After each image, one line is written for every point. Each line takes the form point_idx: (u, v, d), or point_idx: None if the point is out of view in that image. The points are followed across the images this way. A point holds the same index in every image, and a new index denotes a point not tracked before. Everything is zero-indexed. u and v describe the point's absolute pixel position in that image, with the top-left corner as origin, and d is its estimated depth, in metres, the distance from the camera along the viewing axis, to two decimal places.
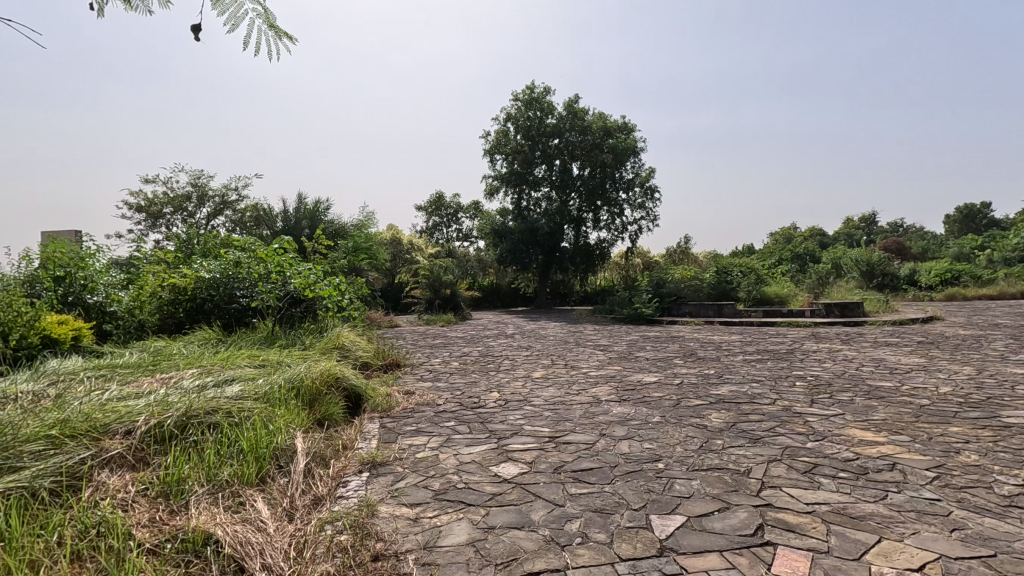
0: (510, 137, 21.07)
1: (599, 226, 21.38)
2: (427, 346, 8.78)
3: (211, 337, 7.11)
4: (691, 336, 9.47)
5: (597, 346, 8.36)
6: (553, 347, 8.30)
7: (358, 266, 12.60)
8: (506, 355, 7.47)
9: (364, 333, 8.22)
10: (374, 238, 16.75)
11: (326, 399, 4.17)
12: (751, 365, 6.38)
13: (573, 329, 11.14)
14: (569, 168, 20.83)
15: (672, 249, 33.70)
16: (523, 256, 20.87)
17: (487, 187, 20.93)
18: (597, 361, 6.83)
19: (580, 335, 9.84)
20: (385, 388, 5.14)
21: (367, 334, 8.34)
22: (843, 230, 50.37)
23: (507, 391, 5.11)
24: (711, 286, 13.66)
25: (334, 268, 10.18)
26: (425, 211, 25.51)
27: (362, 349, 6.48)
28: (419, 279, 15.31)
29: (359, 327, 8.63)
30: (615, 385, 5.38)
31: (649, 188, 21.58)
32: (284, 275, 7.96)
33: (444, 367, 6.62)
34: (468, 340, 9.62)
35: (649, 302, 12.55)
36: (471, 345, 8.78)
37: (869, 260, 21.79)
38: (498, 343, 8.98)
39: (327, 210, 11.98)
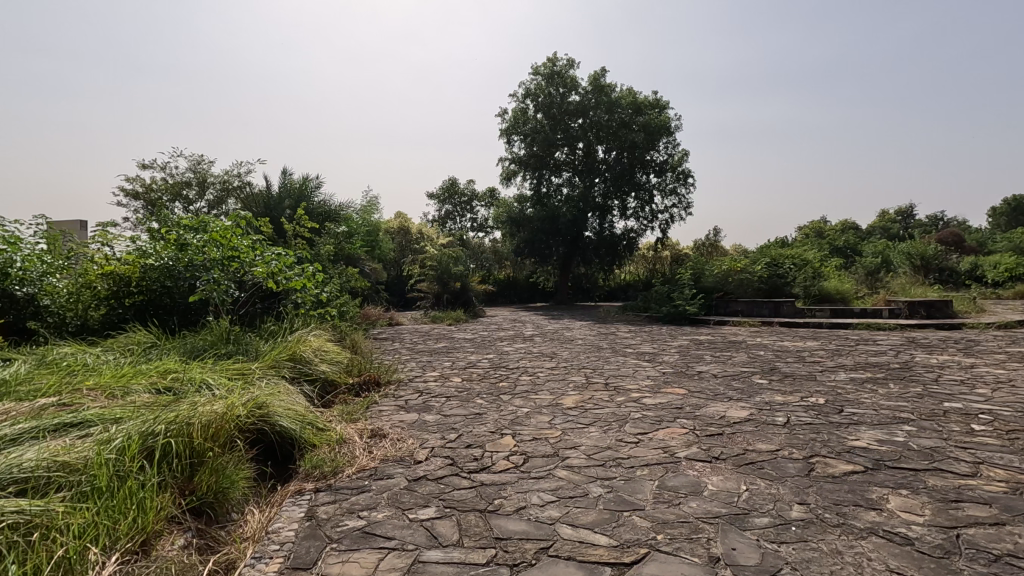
0: (529, 117, 19.26)
1: (627, 214, 19.51)
2: (426, 353, 7.06)
3: (143, 342, 5.48)
4: (754, 342, 7.59)
5: (640, 355, 6.53)
6: (582, 355, 6.50)
7: (352, 254, 10.88)
8: (525, 367, 5.71)
9: (346, 339, 6.54)
10: (377, 226, 15.06)
11: (219, 460, 2.44)
12: (869, 390, 4.51)
13: (604, 331, 9.30)
14: (594, 150, 18.96)
15: (701, 242, 31.51)
16: (544, 247, 19.23)
17: (503, 172, 19.18)
18: (647, 380, 5.02)
19: (614, 340, 8.04)
20: (339, 427, 3.39)
21: (351, 340, 6.66)
22: (880, 223, 47.53)
23: (526, 435, 3.34)
24: (762, 280, 11.47)
25: (317, 256, 8.46)
26: (437, 199, 23.80)
27: (328, 364, 4.74)
28: (426, 271, 13.61)
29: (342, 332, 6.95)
30: (688, 425, 3.58)
31: (683, 173, 19.60)
32: (234, 243, 6.15)
33: (440, 387, 4.87)
34: (476, 344, 7.85)
35: (691, 299, 10.65)
36: (480, 352, 7.02)
37: (923, 252, 19.58)
38: (514, 349, 7.21)
39: (315, 190, 10.27)
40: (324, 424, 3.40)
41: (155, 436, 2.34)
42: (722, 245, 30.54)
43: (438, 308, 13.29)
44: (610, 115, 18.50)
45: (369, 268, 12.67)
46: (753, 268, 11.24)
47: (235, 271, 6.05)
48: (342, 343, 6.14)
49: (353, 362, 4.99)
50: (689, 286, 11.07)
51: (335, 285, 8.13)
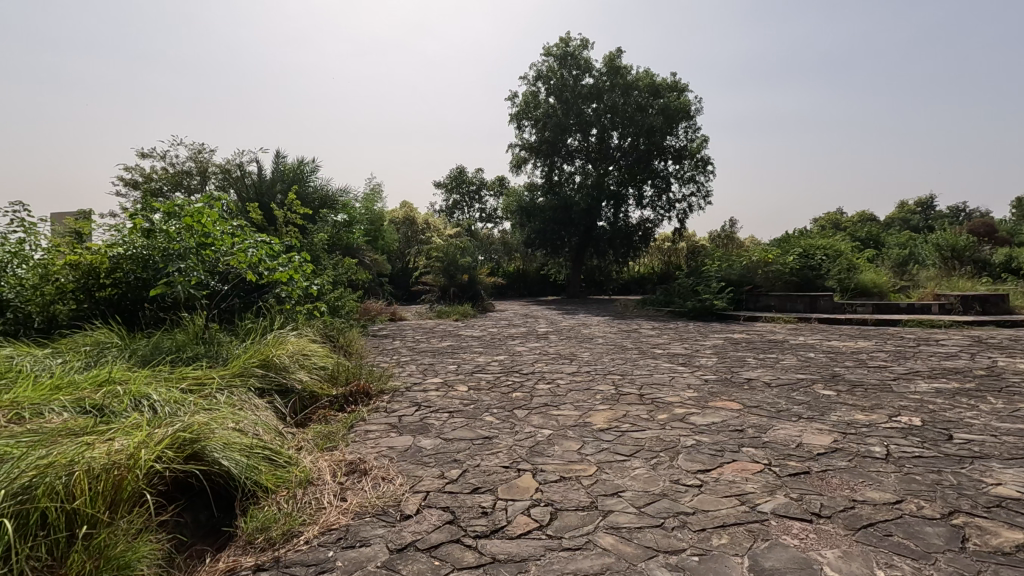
0: (540, 101, 18.39)
1: (643, 204, 18.65)
2: (429, 354, 6.29)
3: (101, 344, 4.71)
4: (797, 342, 6.75)
5: (671, 357, 5.73)
6: (606, 358, 5.71)
7: (351, 245, 10.12)
8: (542, 372, 4.92)
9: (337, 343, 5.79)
10: (380, 216, 14.29)
11: (111, 534, 1.68)
12: (967, 405, 3.66)
13: (625, 328, 8.50)
14: (609, 136, 18.07)
15: (716, 234, 30.47)
16: (555, 238, 18.41)
17: (513, 159, 18.34)
18: (689, 391, 4.20)
19: (637, 339, 7.22)
20: (305, 462, 2.62)
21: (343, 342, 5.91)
22: (900, 214, 46.08)
23: (550, 473, 2.54)
24: (794, 271, 10.50)
25: (309, 246, 7.69)
26: (444, 188, 23.00)
27: (308, 374, 3.95)
28: (431, 262, 12.86)
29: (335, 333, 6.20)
30: (759, 457, 2.76)
31: (703, 160, 18.64)
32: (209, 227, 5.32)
33: (443, 398, 4.10)
34: (485, 343, 7.07)
35: (718, 294, 9.80)
36: (490, 352, 6.23)
37: (954, 243, 18.24)
38: (527, 349, 6.42)
39: (312, 174, 9.50)
40: (285, 457, 2.63)
41: (7, 503, 1.57)
42: (739, 237, 29.55)
43: (444, 302, 12.53)
44: (626, 98, 17.59)
45: (370, 259, 11.92)
46: (785, 259, 10.36)
47: (212, 260, 5.28)
48: (333, 345, 5.39)
49: (338, 370, 4.21)
50: (715, 278, 10.22)
51: (330, 277, 7.36)
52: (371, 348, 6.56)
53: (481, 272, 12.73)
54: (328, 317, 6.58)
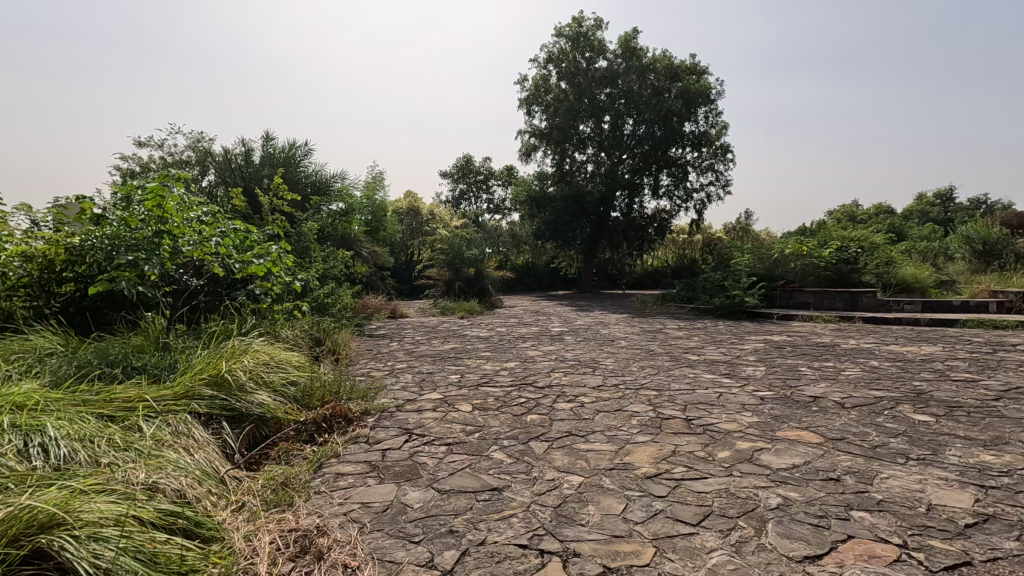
0: (551, 85, 17.51)
1: (659, 194, 17.75)
2: (429, 359, 5.49)
3: (35, 353, 3.88)
4: (849, 346, 5.90)
5: (710, 366, 4.91)
6: (634, 366, 4.90)
7: (347, 235, 9.32)
8: (560, 386, 4.11)
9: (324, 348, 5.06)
10: (382, 205, 13.47)
11: None
12: None
13: (647, 328, 7.67)
14: (624, 121, 17.16)
15: (732, 226, 29.40)
16: (567, 230, 17.57)
17: (523, 146, 17.47)
18: (746, 414, 3.39)
19: (664, 341, 6.40)
20: (235, 539, 1.85)
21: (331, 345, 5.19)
22: (920, 206, 44.62)
23: (588, 561, 1.74)
24: (831, 265, 9.53)
25: (297, 237, 6.87)
26: (450, 178, 22.14)
27: (271, 394, 3.17)
28: (436, 255, 12.05)
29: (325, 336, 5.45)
30: (882, 528, 1.95)
31: (723, 148, 17.68)
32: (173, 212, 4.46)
33: (441, 423, 3.29)
34: (493, 345, 6.28)
35: (748, 290, 8.94)
36: (499, 358, 5.45)
37: (987, 237, 16.65)
38: (541, 354, 5.62)
39: (303, 158, 8.70)
40: (208, 531, 1.85)
41: None
42: (754, 231, 28.50)
43: (449, 297, 11.74)
44: (642, 81, 16.65)
45: (369, 251, 11.11)
46: (821, 252, 9.48)
47: (179, 252, 4.49)
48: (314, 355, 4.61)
49: (311, 389, 3.43)
50: (744, 273, 9.36)
51: (319, 272, 6.57)
52: (362, 353, 5.78)
53: (488, 265, 11.93)
54: (313, 317, 5.80)
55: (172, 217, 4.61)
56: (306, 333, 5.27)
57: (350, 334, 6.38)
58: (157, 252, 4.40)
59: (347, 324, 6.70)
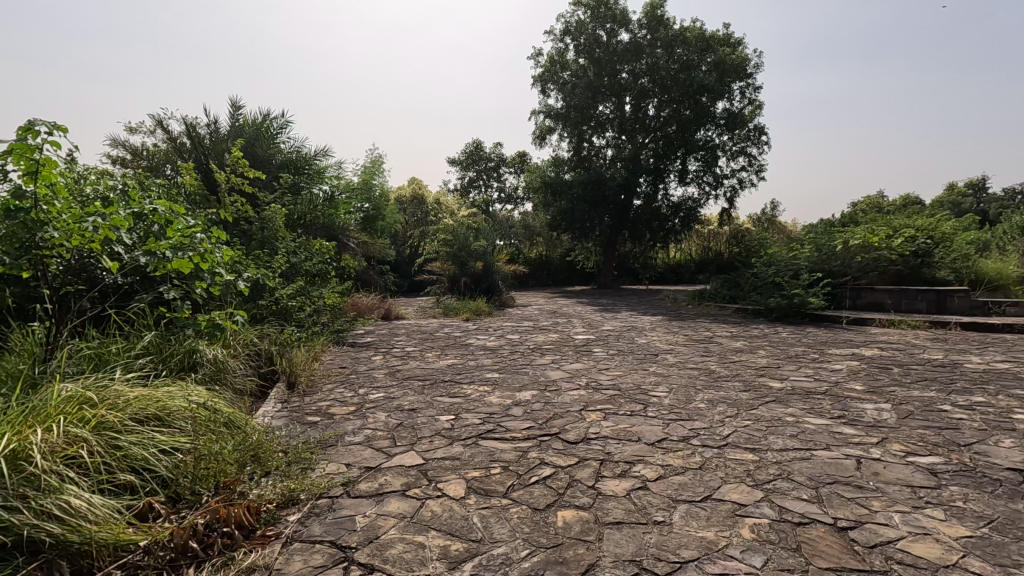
0: (567, 61, 16.05)
1: (686, 180, 16.23)
2: (416, 383, 4.13)
3: None
4: (978, 366, 4.41)
5: (808, 400, 3.47)
6: (701, 402, 3.48)
7: (331, 224, 8.00)
8: (601, 444, 2.71)
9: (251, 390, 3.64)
10: (381, 192, 12.12)
11: None
12: None
13: (693, 336, 6.22)
14: (648, 101, 15.64)
15: (758, 216, 27.68)
16: (585, 220, 16.13)
17: (537, 128, 16.02)
18: (932, 514, 1.97)
19: (723, 357, 4.96)
20: None
21: (257, 391, 3.78)
22: (953, 195, 42.29)
23: None
24: (904, 260, 7.93)
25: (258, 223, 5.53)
26: (459, 164, 20.71)
27: (103, 487, 1.79)
28: (438, 247, 10.68)
29: (264, 369, 4.06)
30: None
31: (758, 129, 16.07)
32: (50, 180, 3.05)
33: (408, 529, 1.91)
34: (503, 361, 4.90)
35: (808, 289, 7.43)
36: (509, 382, 4.06)
37: None
38: (566, 377, 4.22)
39: (277, 132, 7.34)
40: None
41: None
42: (781, 222, 26.80)
43: (454, 294, 10.38)
44: (669, 54, 15.14)
45: (361, 243, 9.78)
46: (893, 243, 7.92)
47: (59, 240, 3.09)
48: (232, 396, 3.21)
49: (197, 465, 2.03)
50: (801, 267, 7.88)
51: (282, 267, 5.21)
52: (329, 375, 4.40)
53: (498, 259, 10.56)
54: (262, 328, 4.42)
55: (46, 186, 3.06)
56: (246, 357, 3.89)
57: (319, 347, 5.02)
58: (25, 239, 3.02)
59: (316, 336, 5.32)
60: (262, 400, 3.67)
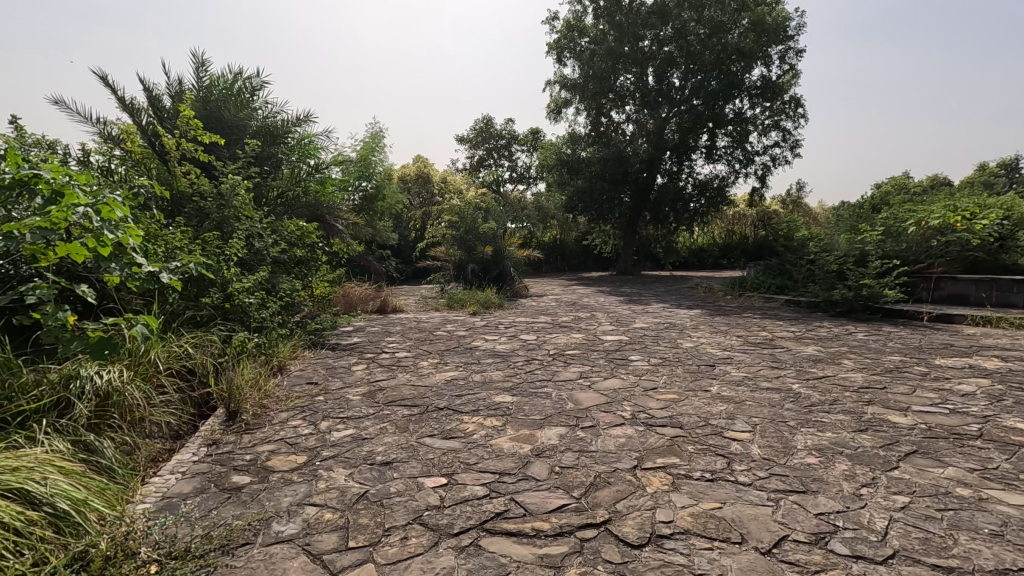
0: (585, 26, 14.74)
1: (714, 156, 14.94)
2: (402, 411, 3.06)
3: None
4: None
5: (970, 454, 2.33)
6: (809, 456, 2.36)
7: (317, 203, 6.92)
8: (687, 556, 1.62)
9: (146, 430, 2.56)
10: (382, 168, 10.98)
11: None
12: None
13: (748, 338, 5.08)
14: (673, 70, 14.31)
15: (785, 198, 26.09)
16: (604, 200, 14.92)
17: (552, 101, 14.79)
18: None
19: (801, 370, 3.84)
20: None
21: (168, 429, 2.72)
22: (989, 175, 40.07)
23: None
24: (987, 244, 6.52)
25: (211, 200, 4.45)
26: (468, 142, 19.47)
27: None
28: (443, 230, 9.55)
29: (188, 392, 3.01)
30: None
31: (794, 100, 14.67)
32: None
33: None
34: (517, 375, 3.81)
35: (878, 279, 6.23)
36: (527, 413, 2.98)
37: None
38: (602, 404, 3.13)
39: (251, 93, 6.22)
40: None
41: None
42: (809, 204, 25.24)
43: (460, 283, 9.28)
44: (698, 17, 13.77)
45: (356, 225, 8.68)
46: (975, 225, 6.51)
47: None
48: (112, 456, 2.16)
49: None
50: (867, 253, 6.65)
51: (238, 255, 4.16)
52: (285, 398, 3.33)
53: (509, 243, 9.45)
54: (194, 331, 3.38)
55: None
56: (168, 379, 2.89)
57: (277, 358, 3.93)
58: None
59: (282, 341, 4.26)
60: (184, 444, 2.67)
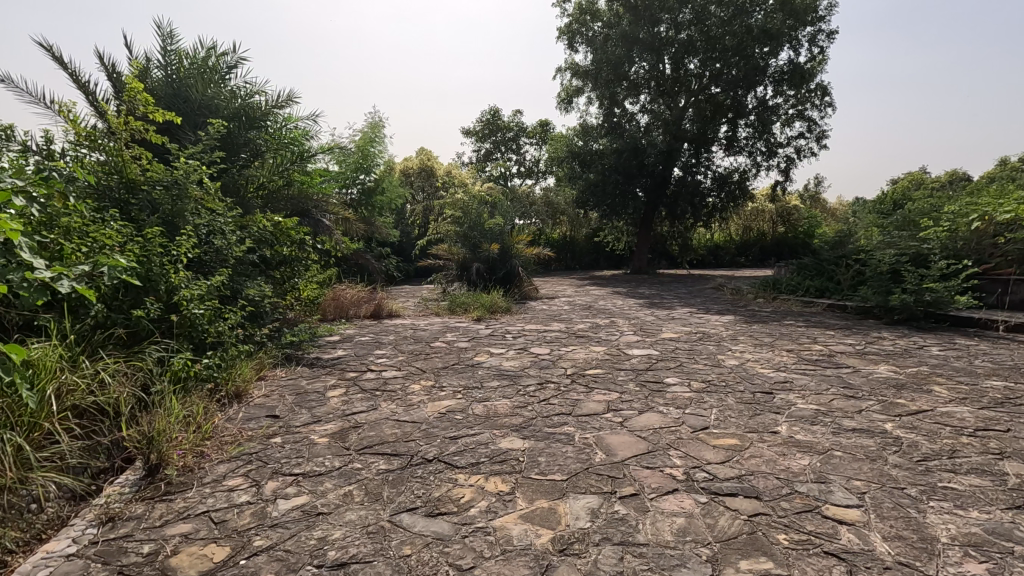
0: (599, 10, 13.96)
1: (734, 148, 14.11)
2: (378, 465, 2.31)
3: None
4: None
5: None
6: (967, 559, 1.58)
7: (304, 196, 6.20)
8: None
9: (2, 504, 1.81)
10: (383, 160, 10.27)
11: None
12: None
13: (802, 353, 4.30)
14: (691, 57, 13.48)
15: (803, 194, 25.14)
16: (616, 195, 14.15)
17: (563, 89, 14.01)
18: None
19: (884, 401, 3.06)
20: None
21: (55, 494, 2.01)
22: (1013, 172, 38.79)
23: None
24: None
25: (160, 190, 3.71)
26: (475, 134, 18.71)
27: None
28: (447, 226, 8.80)
29: (92, 437, 2.28)
30: None
31: (820, 88, 13.76)
32: None
33: None
34: (530, 406, 3.05)
35: (942, 282, 5.40)
36: (544, 471, 2.22)
37: None
38: (643, 455, 2.37)
39: (227, 72, 5.51)
40: None
41: None
42: (828, 200, 24.30)
43: (464, 284, 8.54)
44: None
45: (351, 221, 7.97)
46: None
47: None
48: None
49: None
50: (927, 252, 5.81)
51: (188, 255, 3.43)
52: (231, 442, 2.59)
53: (517, 240, 8.69)
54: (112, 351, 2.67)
55: None
56: (64, 423, 2.18)
57: (228, 385, 3.20)
58: None
59: (241, 361, 3.52)
60: (72, 520, 1.96)
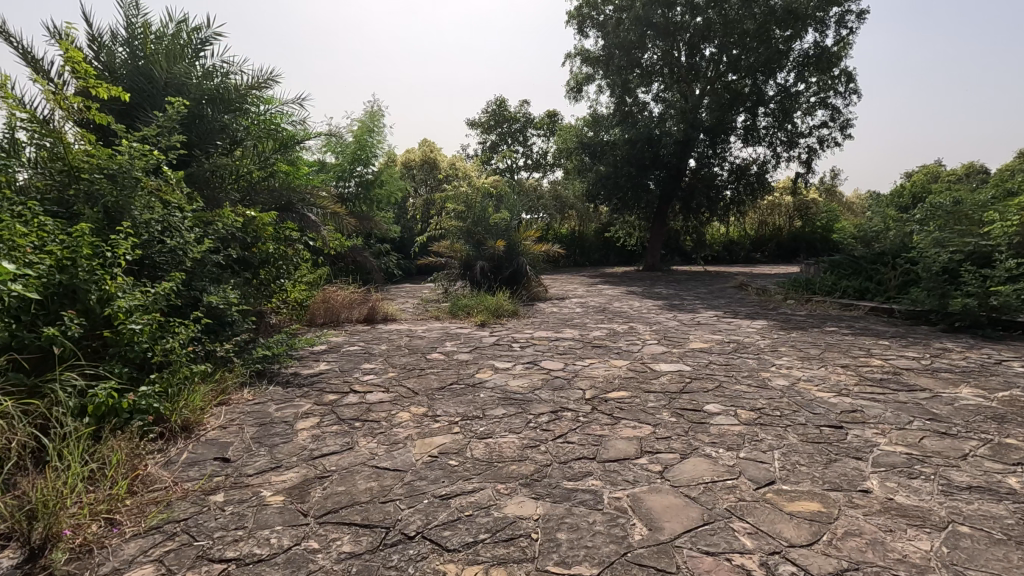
0: None
1: (752, 139, 13.39)
2: (341, 544, 1.71)
3: None
4: None
5: None
6: None
7: (290, 188, 5.61)
8: None
9: None
10: (382, 151, 9.66)
11: None
12: None
13: (860, 370, 3.65)
14: (708, 42, 12.76)
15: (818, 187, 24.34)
16: (628, 188, 13.47)
17: (572, 77, 13.34)
18: None
19: (990, 441, 2.42)
20: None
21: None
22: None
23: None
24: None
25: (100, 178, 3.10)
26: (480, 125, 18.05)
27: None
28: (449, 221, 8.19)
29: None
30: None
31: (845, 73, 13.00)
32: None
33: None
34: (543, 447, 2.44)
35: (1008, 283, 4.74)
36: (567, 559, 1.61)
37: None
38: (701, 531, 1.75)
39: (199, 49, 4.91)
40: None
41: None
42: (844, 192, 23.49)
43: (467, 283, 7.94)
44: None
45: (344, 215, 7.38)
46: None
47: None
48: None
49: None
50: (987, 249, 5.15)
51: (129, 257, 2.85)
52: (157, 503, 2.00)
53: (525, 236, 8.05)
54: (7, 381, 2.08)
55: None
56: None
57: (172, 417, 2.62)
58: None
59: (193, 384, 2.94)
60: None
